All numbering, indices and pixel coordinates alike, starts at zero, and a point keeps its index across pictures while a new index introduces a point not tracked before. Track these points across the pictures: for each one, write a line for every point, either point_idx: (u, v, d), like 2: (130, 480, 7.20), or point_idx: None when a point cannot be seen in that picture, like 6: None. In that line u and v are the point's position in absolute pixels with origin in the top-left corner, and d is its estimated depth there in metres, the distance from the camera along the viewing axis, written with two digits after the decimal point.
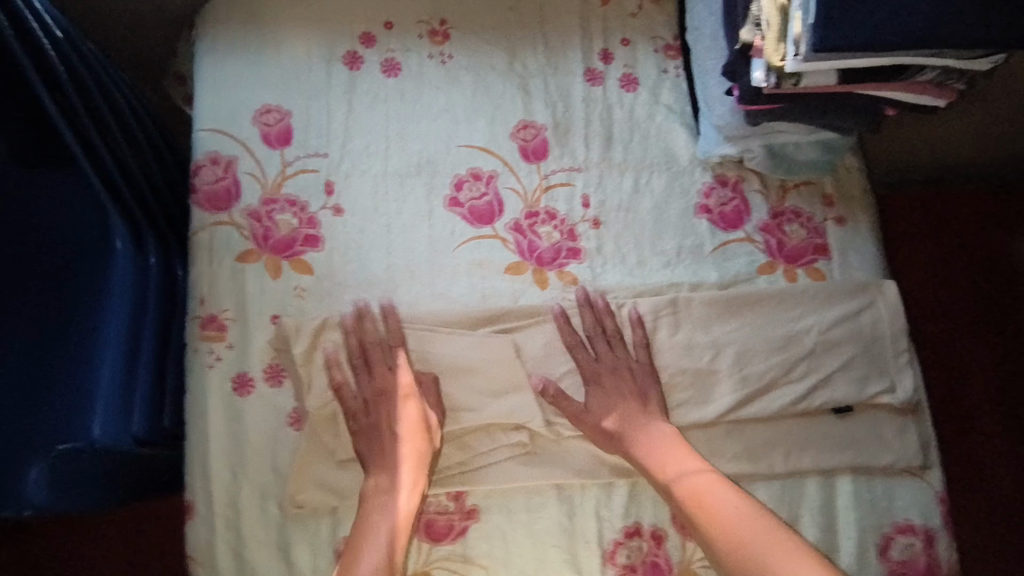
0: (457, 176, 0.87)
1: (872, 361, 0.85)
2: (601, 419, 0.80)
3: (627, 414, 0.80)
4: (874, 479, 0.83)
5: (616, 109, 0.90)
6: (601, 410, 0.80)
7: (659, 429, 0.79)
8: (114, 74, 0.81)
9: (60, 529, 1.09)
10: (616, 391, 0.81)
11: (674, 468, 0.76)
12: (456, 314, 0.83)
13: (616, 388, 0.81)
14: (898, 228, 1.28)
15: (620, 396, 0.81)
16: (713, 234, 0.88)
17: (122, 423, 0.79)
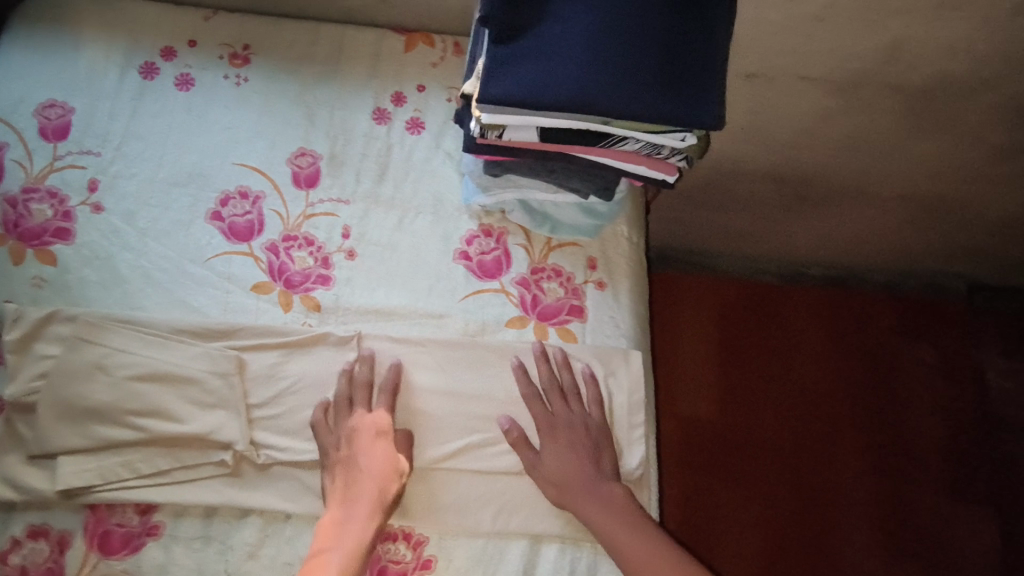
0: (225, 191, 0.89)
1: (609, 432, 0.82)
2: (553, 473, 0.79)
3: (583, 473, 0.79)
4: (582, 549, 0.80)
5: (395, 149, 0.93)
6: (554, 464, 0.79)
7: (597, 481, 0.79)
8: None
9: None
10: (571, 446, 0.80)
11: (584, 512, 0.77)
12: (189, 325, 0.82)
13: (566, 444, 0.80)
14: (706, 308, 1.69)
15: (562, 451, 0.79)
16: (467, 281, 0.88)
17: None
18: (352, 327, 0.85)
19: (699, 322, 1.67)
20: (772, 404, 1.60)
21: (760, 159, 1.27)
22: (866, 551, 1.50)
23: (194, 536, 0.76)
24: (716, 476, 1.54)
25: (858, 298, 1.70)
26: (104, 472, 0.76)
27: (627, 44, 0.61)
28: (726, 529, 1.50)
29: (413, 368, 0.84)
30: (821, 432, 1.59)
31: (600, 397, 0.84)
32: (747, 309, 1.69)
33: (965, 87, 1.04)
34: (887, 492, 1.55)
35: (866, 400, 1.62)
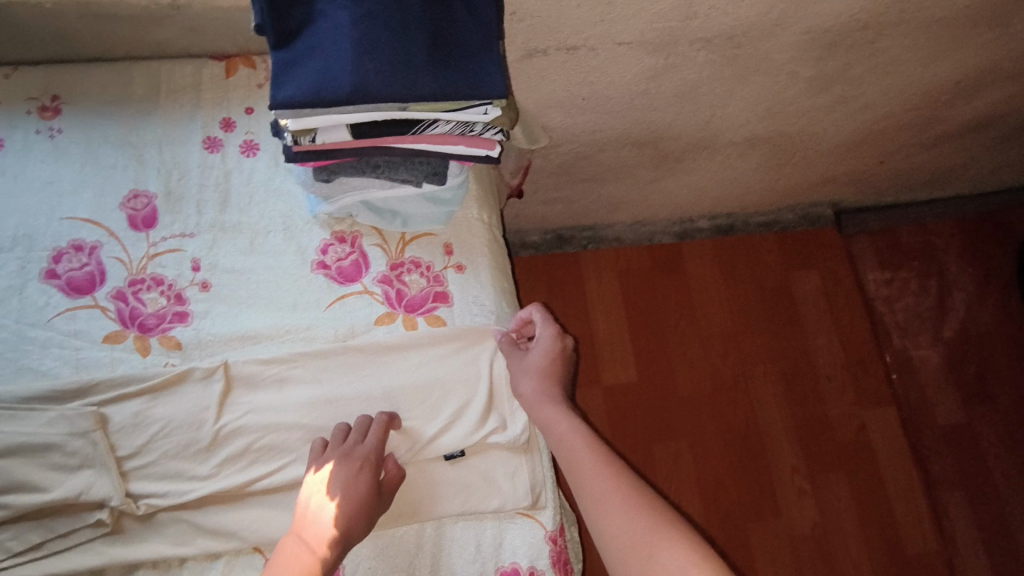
0: (57, 248, 0.85)
1: (490, 402, 0.85)
2: (538, 366, 0.83)
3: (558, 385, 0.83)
4: (485, 522, 0.82)
5: (234, 173, 0.93)
6: (541, 361, 0.84)
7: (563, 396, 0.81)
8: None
9: None
10: (555, 355, 0.85)
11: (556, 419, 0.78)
12: (39, 389, 0.77)
13: (552, 350, 0.85)
14: (609, 278, 1.76)
15: (554, 359, 0.85)
16: (330, 289, 0.89)
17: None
18: (218, 356, 0.84)
19: (606, 293, 1.74)
20: (689, 357, 1.70)
21: (608, 126, 1.33)
22: (796, 473, 1.62)
23: None
24: (648, 435, 1.63)
25: (747, 240, 1.81)
26: None
27: (397, 28, 0.65)
28: (666, 480, 1.60)
29: (287, 385, 0.83)
30: (737, 373, 1.69)
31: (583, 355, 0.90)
32: (647, 272, 1.77)
33: (764, 28, 1.11)
34: (802, 412, 1.67)
35: (771, 334, 1.73)
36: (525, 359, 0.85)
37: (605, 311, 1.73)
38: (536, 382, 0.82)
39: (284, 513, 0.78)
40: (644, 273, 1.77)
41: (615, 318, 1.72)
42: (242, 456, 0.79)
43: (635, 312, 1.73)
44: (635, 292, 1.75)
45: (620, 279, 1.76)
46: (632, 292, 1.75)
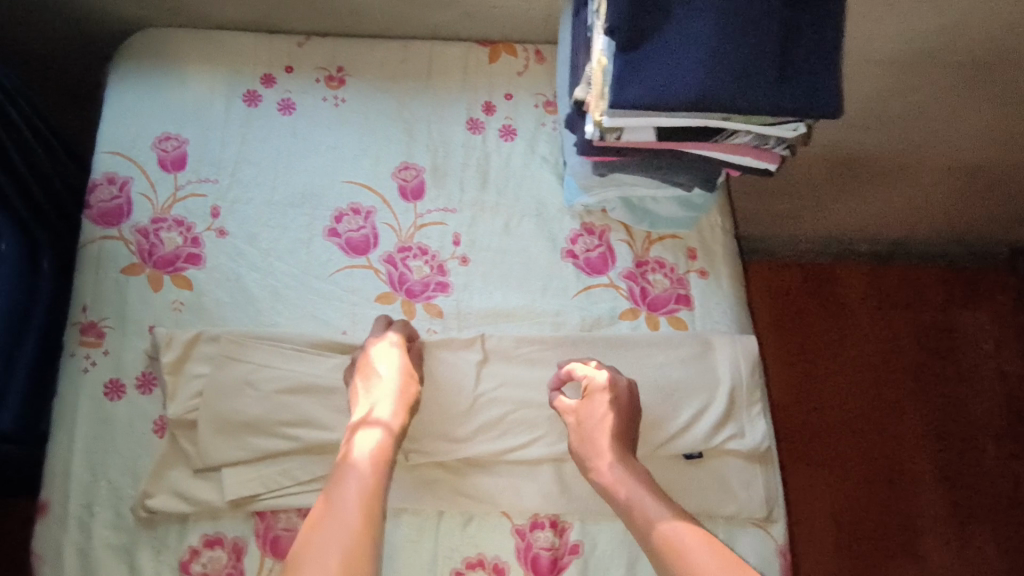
0: (338, 209, 0.92)
1: (730, 408, 0.86)
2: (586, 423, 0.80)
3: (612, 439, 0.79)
4: (717, 526, 0.83)
5: (493, 156, 0.96)
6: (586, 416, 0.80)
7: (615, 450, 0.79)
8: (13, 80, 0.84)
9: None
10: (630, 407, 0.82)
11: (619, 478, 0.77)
12: (325, 338, 0.86)
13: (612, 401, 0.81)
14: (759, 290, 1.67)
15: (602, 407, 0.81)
16: (578, 278, 0.92)
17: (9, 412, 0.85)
18: (474, 327, 0.89)
19: (767, 310, 1.65)
20: (841, 388, 1.60)
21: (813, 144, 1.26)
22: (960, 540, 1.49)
23: None
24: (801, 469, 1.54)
25: (907, 270, 1.68)
26: (268, 481, 0.80)
27: (746, 28, 0.63)
28: (805, 508, 1.51)
29: (537, 367, 0.87)
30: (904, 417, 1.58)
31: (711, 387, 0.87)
32: (801, 288, 1.66)
33: None
34: (955, 456, 1.55)
35: (928, 372, 1.61)
36: (596, 410, 0.81)
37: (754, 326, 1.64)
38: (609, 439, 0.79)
39: (534, 483, 0.84)
40: (798, 289, 1.66)
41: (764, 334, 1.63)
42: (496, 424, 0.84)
43: (786, 328, 1.63)
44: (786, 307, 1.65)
45: (771, 293, 1.66)
46: (782, 307, 1.65)
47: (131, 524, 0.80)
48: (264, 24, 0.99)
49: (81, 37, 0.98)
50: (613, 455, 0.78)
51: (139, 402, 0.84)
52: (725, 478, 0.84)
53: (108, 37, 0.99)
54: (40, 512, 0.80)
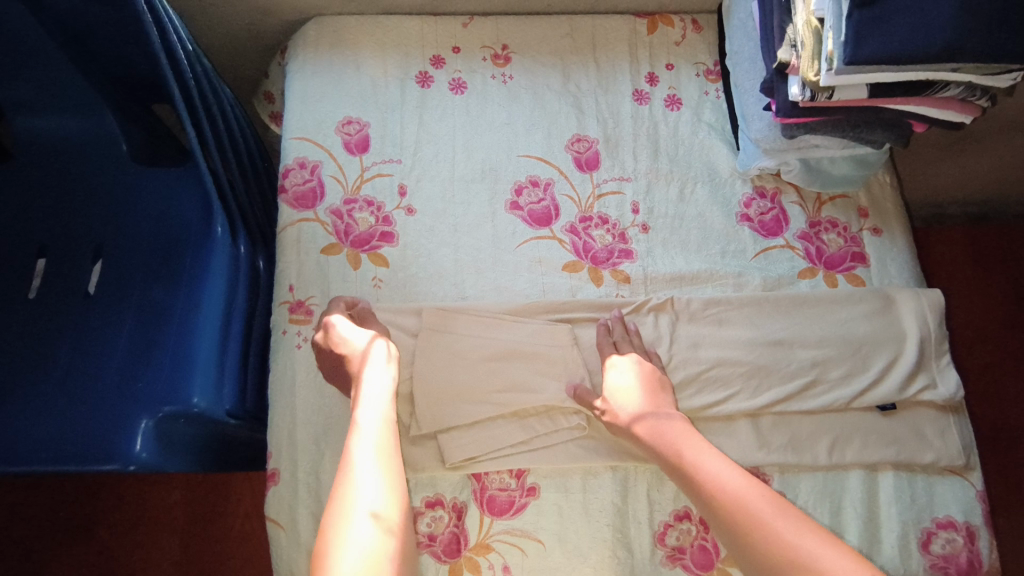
0: (517, 182, 0.95)
1: (921, 360, 0.88)
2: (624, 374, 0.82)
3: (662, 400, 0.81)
4: (915, 476, 0.85)
5: (662, 126, 0.99)
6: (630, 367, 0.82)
7: (708, 450, 0.74)
8: (223, 89, 0.90)
9: (150, 519, 1.16)
10: (653, 367, 0.83)
11: (726, 482, 0.69)
12: (521, 306, 0.89)
13: (637, 364, 0.83)
14: (940, 261, 1.37)
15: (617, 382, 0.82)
16: (755, 240, 0.94)
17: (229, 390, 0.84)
18: (657, 291, 0.91)
19: (965, 288, 1.35)
20: None
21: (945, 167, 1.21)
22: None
23: (568, 488, 0.83)
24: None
25: None
26: (481, 443, 0.83)
27: None
28: None
29: (726, 326, 0.90)
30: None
31: (873, 352, 0.88)
32: (990, 252, 1.37)
33: None
34: None
35: None
36: (621, 381, 0.82)
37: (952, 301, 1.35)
38: (636, 403, 0.80)
39: (735, 441, 0.85)
40: (988, 253, 1.37)
41: (968, 307, 1.34)
42: (689, 383, 0.86)
43: (988, 296, 1.35)
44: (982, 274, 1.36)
45: (957, 262, 1.37)
46: (977, 275, 1.36)
47: None
48: (428, 8, 1.03)
49: (251, 30, 1.02)
50: (713, 453, 0.73)
51: None
52: (919, 428, 0.86)
53: (280, 30, 1.03)
54: (269, 479, 0.82)
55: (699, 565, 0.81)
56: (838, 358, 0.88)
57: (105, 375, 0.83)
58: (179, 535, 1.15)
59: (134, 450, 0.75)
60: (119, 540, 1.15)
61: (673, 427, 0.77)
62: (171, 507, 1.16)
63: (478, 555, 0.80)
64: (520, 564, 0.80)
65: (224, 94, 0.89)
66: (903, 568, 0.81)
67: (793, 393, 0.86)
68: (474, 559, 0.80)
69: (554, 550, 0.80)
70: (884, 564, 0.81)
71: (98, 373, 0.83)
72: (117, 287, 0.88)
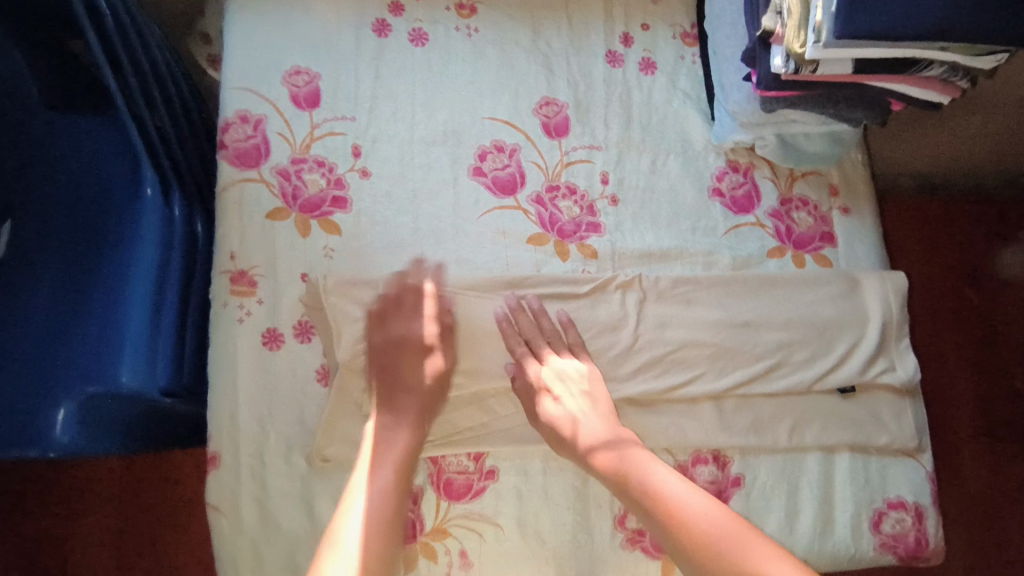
0: (481, 147, 0.89)
1: (882, 343, 0.88)
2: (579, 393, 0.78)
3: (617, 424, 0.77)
4: (870, 458, 0.86)
5: (635, 91, 0.94)
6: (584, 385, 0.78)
7: (671, 478, 0.71)
8: (152, 30, 0.80)
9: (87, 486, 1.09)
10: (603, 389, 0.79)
11: (698, 513, 0.67)
12: (483, 279, 0.83)
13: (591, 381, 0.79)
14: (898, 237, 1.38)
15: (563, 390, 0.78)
16: (726, 217, 0.91)
17: (162, 371, 0.75)
18: (625, 267, 0.87)
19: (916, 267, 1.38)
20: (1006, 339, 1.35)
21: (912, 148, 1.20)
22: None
23: (528, 472, 0.81)
24: (997, 449, 1.29)
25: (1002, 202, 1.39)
26: (438, 425, 0.79)
27: None
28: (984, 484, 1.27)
29: (694, 306, 0.87)
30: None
31: (837, 334, 0.88)
32: (945, 231, 1.39)
33: None
34: None
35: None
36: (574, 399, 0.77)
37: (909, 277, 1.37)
38: (597, 428, 0.75)
39: (698, 423, 0.83)
40: (942, 231, 1.39)
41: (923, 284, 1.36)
42: (653, 364, 0.84)
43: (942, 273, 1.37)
44: (937, 252, 1.38)
45: (914, 239, 1.38)
46: (933, 253, 1.38)
47: (300, 471, 0.77)
48: None
49: None
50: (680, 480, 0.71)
51: (299, 351, 0.80)
52: (877, 412, 0.87)
53: None
54: (208, 463, 0.76)
55: (658, 547, 0.80)
56: (803, 340, 0.87)
57: (21, 348, 0.75)
58: (113, 507, 1.09)
59: (55, 435, 0.70)
60: (48, 512, 1.08)
61: (635, 452, 0.73)
62: (104, 478, 1.09)
63: (435, 540, 0.77)
64: (477, 550, 0.78)
65: (153, 39, 0.79)
66: (854, 547, 0.83)
67: (756, 375, 0.85)
68: (430, 544, 0.77)
69: (512, 534, 0.78)
70: (836, 544, 0.83)
71: (13, 346, 0.75)
72: (34, 251, 0.80)
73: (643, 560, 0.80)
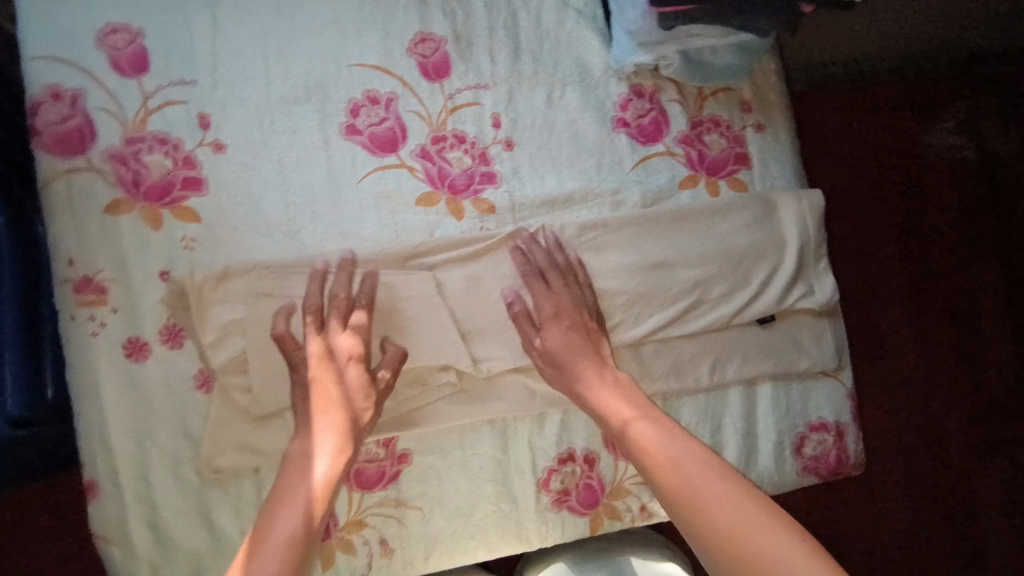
0: (351, 100, 0.78)
1: (800, 268, 0.85)
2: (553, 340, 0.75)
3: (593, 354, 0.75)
4: (792, 384, 0.85)
5: (521, 15, 0.83)
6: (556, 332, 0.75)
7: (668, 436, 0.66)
8: None
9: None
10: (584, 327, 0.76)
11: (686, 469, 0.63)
12: (369, 255, 0.75)
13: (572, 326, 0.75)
14: (812, 135, 1.27)
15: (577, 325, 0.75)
16: (633, 148, 0.84)
17: (10, 401, 0.68)
18: (526, 220, 0.80)
19: (817, 152, 1.27)
20: (927, 233, 1.28)
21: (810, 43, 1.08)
22: (1014, 403, 1.27)
23: (443, 454, 0.77)
24: (916, 349, 1.27)
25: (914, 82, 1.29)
26: None
27: None
28: (897, 391, 1.26)
29: (604, 252, 0.81)
30: (965, 273, 1.28)
31: (755, 264, 0.84)
32: (862, 121, 1.28)
33: None
34: None
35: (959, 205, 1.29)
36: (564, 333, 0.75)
37: (826, 179, 1.27)
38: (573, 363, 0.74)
39: None
40: (859, 122, 1.28)
41: (842, 183, 1.27)
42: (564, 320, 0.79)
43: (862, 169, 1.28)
44: (855, 145, 1.28)
45: (829, 135, 1.27)
46: (851, 146, 1.28)
47: (193, 484, 0.71)
48: None
49: None
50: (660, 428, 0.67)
51: (172, 359, 0.71)
52: (798, 337, 0.85)
53: None
54: (88, 492, 0.70)
55: (583, 504, 0.79)
56: (721, 276, 0.83)
57: None
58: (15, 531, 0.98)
59: None
60: None
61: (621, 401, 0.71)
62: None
63: (351, 534, 0.74)
64: (398, 535, 0.75)
65: None
66: (776, 472, 0.84)
67: (671, 318, 0.81)
68: (347, 538, 0.74)
69: (433, 513, 0.76)
70: (759, 473, 0.83)
71: None
72: None
73: (569, 518, 0.79)
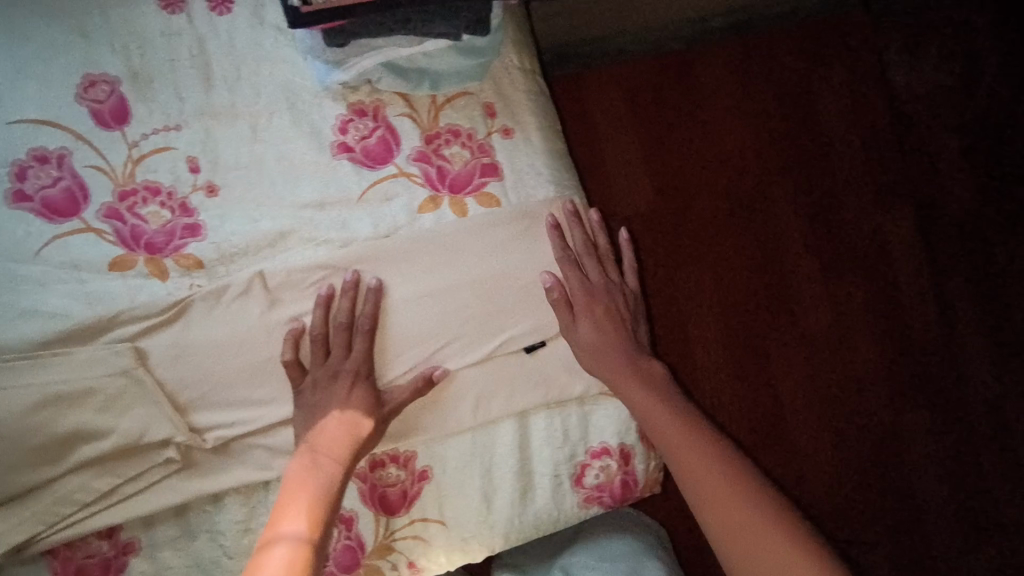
0: (16, 162, 0.69)
1: (559, 288, 0.78)
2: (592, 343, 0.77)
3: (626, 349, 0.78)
4: (567, 411, 0.79)
5: (210, 41, 0.74)
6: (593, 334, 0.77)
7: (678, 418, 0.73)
8: None
9: None
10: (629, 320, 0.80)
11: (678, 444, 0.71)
12: (53, 336, 0.68)
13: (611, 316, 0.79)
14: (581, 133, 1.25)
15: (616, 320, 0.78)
16: (359, 175, 0.75)
17: None
18: (240, 270, 0.72)
19: (589, 150, 1.25)
20: (722, 204, 1.28)
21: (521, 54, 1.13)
22: (835, 350, 1.29)
23: (177, 536, 0.73)
24: (729, 326, 1.27)
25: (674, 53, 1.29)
26: (42, 515, 0.68)
27: None
28: (718, 372, 1.26)
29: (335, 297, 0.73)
30: (772, 235, 1.29)
31: (512, 288, 0.77)
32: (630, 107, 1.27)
33: None
34: (848, 242, 1.31)
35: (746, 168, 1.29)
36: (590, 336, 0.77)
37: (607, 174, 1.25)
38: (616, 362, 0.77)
39: None
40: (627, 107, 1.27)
41: (625, 175, 1.26)
42: (304, 374, 0.73)
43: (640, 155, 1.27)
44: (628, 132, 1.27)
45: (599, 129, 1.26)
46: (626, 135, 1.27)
47: None
48: None
49: None
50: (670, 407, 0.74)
51: None
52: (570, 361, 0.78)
53: None
54: None
55: (344, 565, 0.76)
56: (476, 306, 0.75)
57: None
58: None
59: None
60: None
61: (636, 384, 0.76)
62: None
63: None
64: None
65: None
66: (554, 508, 0.80)
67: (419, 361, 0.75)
68: None
69: None
70: (535, 510, 0.79)
71: None
72: None
73: None
